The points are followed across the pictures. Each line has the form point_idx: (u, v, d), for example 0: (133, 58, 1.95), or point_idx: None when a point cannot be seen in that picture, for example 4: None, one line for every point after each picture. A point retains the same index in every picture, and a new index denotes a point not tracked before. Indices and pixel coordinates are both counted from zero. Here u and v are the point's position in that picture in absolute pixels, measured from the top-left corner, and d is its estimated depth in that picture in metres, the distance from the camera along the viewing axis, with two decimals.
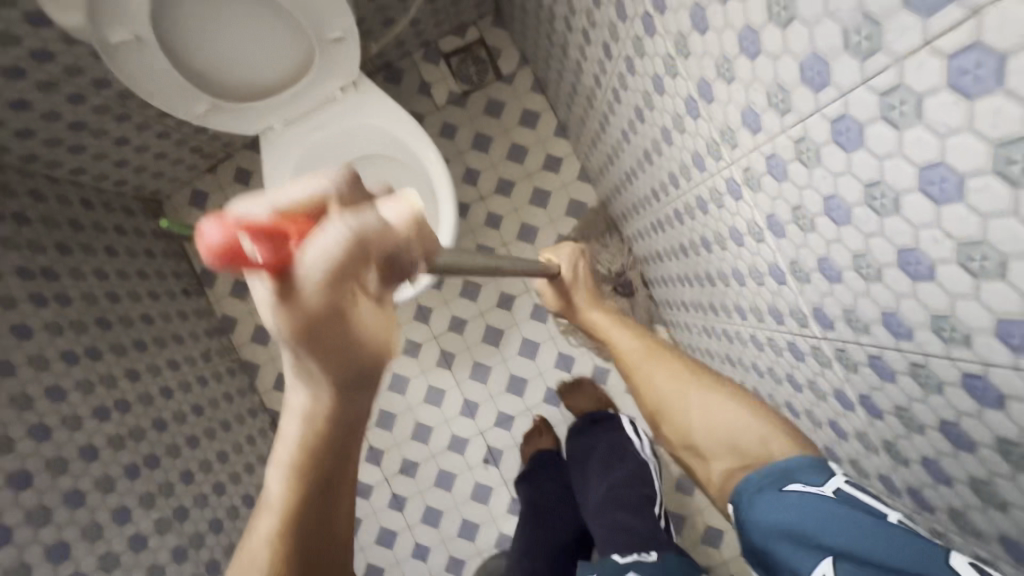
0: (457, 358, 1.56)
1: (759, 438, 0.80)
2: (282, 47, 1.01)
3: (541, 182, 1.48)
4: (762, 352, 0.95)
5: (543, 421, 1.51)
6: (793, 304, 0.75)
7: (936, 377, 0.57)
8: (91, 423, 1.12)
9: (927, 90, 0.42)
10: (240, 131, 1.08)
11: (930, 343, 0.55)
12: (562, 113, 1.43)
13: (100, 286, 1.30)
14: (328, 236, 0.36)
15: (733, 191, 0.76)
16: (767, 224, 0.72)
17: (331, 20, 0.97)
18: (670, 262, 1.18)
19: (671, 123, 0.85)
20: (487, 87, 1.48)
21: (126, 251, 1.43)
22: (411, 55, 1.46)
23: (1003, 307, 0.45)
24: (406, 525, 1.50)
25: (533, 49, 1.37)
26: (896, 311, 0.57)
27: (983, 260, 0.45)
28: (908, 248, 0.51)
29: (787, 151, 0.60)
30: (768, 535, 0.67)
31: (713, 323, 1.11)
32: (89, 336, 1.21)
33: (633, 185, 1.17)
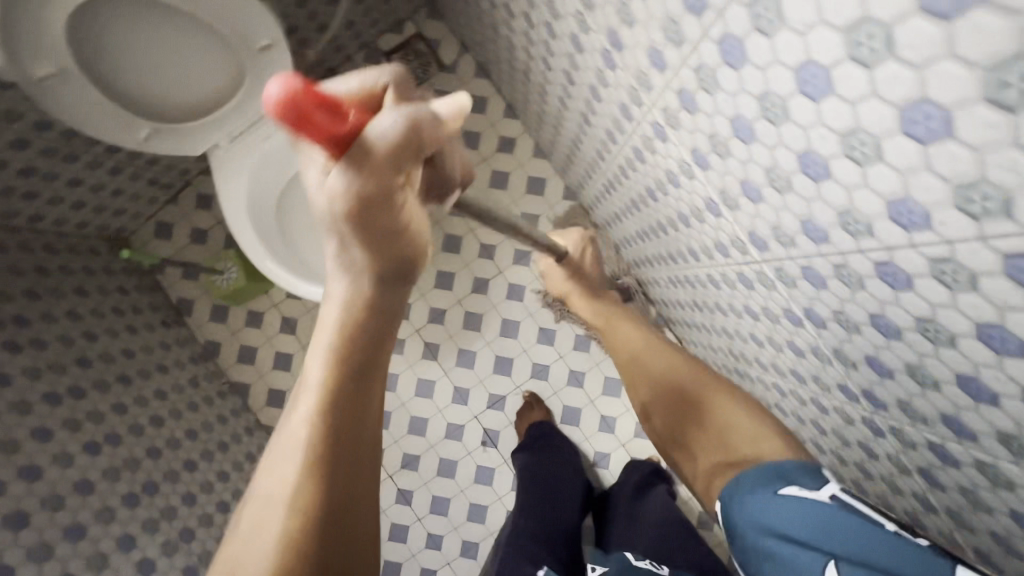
0: (442, 347, 1.36)
1: (749, 437, 0.75)
2: (214, 63, 0.94)
3: (498, 165, 1.39)
4: (721, 293, 0.84)
5: (534, 395, 1.33)
6: (732, 235, 0.68)
7: (945, 332, 0.46)
8: (87, 458, 0.98)
9: (793, 91, 0.44)
10: (187, 151, 1.01)
11: (932, 291, 0.45)
12: (507, 92, 1.34)
13: (76, 326, 1.14)
14: (390, 117, 0.41)
15: (660, 136, 0.69)
16: (700, 203, 0.71)
17: (257, 26, 0.90)
18: (626, 221, 1.08)
19: (596, 81, 0.76)
20: (432, 79, 1.39)
21: (98, 289, 1.26)
22: (352, 58, 1.37)
23: (890, 191, 0.42)
24: (410, 554, 1.31)
25: (475, 40, 1.27)
26: (889, 262, 0.46)
27: (858, 226, 0.47)
28: (809, 221, 0.53)
29: (699, 141, 0.61)
30: (764, 520, 0.63)
31: (678, 273, 0.99)
32: (72, 377, 1.05)
33: (579, 152, 1.08)
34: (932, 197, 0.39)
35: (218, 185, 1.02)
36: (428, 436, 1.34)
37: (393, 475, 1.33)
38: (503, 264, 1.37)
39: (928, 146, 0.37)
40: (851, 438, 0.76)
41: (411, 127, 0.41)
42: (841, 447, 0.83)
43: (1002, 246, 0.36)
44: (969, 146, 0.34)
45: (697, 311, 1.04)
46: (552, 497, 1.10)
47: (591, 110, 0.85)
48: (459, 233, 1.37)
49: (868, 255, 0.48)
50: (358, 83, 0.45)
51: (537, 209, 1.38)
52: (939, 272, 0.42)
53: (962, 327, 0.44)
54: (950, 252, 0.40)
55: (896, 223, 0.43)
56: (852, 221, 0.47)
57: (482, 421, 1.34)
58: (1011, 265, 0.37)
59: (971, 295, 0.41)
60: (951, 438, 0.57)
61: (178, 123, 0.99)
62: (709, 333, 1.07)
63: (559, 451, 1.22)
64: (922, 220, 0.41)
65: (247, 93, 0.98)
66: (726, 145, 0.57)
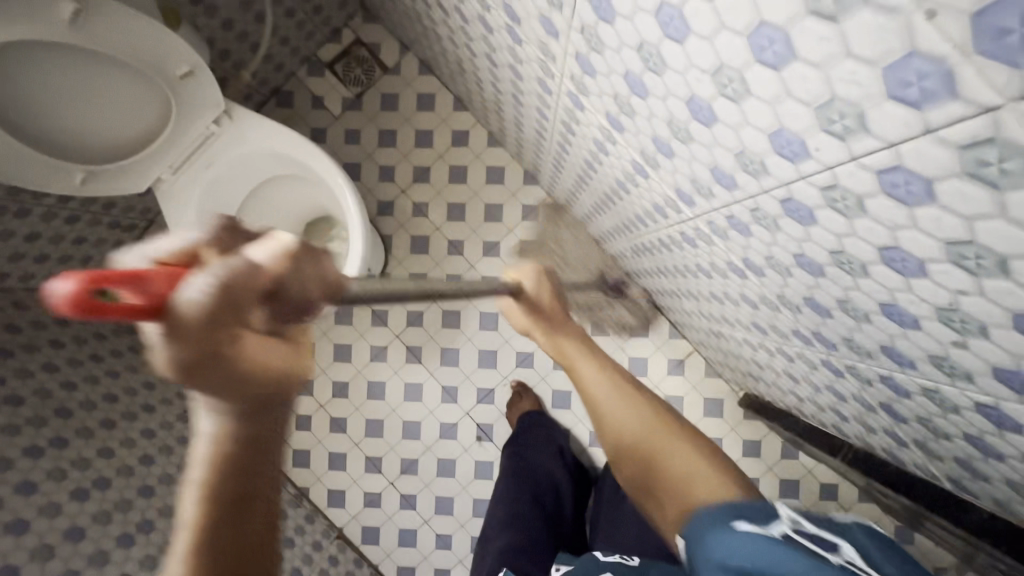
0: (424, 351, 1.32)
1: (704, 478, 0.64)
2: (141, 95, 0.92)
3: (456, 160, 1.34)
4: (673, 253, 0.84)
5: (520, 384, 1.29)
6: (664, 193, 0.67)
7: (910, 312, 0.41)
8: (76, 505, 0.99)
9: (660, 37, 0.42)
10: (128, 190, 0.99)
11: (834, 223, 0.40)
12: (453, 85, 1.29)
13: (55, 377, 1.05)
14: (199, 283, 0.29)
15: (577, 105, 0.71)
16: (629, 166, 0.71)
17: (173, 54, 0.87)
18: (584, 199, 1.08)
19: (512, 58, 0.80)
20: (377, 84, 1.35)
21: (73, 338, 1.13)
22: (294, 74, 1.34)
23: (765, 121, 0.38)
24: (422, 556, 1.28)
25: (413, 37, 1.23)
26: (789, 195, 0.42)
27: (754, 165, 0.43)
28: (716, 168, 0.49)
29: (609, 104, 0.61)
30: (708, 558, 0.51)
31: (638, 242, 0.98)
32: (53, 429, 1.01)
33: (524, 135, 1.09)
34: (800, 124, 0.35)
35: (170, 217, 1.00)
36: (422, 439, 1.30)
37: (394, 482, 1.30)
38: (474, 259, 1.32)
39: (781, 72, 0.33)
40: (844, 399, 0.74)
41: (229, 287, 0.30)
42: (816, 394, 0.83)
43: (870, 162, 0.33)
44: (812, 64, 0.31)
45: (663, 276, 1.02)
46: (529, 496, 1.04)
47: (516, 68, 0.81)
48: (426, 234, 1.33)
49: (774, 194, 0.44)
50: (182, 241, 0.33)
51: (500, 198, 1.33)
52: (831, 201, 0.38)
53: (868, 255, 0.39)
54: (833, 177, 0.36)
55: (782, 155, 0.39)
56: (748, 161, 0.44)
57: (473, 418, 1.30)
58: (885, 183, 0.33)
59: (864, 219, 0.37)
60: (934, 409, 0.53)
61: (119, 159, 0.96)
62: (676, 296, 1.06)
63: (548, 435, 1.18)
64: (800, 149, 0.37)
65: (178, 118, 0.95)
66: (630, 104, 0.56)
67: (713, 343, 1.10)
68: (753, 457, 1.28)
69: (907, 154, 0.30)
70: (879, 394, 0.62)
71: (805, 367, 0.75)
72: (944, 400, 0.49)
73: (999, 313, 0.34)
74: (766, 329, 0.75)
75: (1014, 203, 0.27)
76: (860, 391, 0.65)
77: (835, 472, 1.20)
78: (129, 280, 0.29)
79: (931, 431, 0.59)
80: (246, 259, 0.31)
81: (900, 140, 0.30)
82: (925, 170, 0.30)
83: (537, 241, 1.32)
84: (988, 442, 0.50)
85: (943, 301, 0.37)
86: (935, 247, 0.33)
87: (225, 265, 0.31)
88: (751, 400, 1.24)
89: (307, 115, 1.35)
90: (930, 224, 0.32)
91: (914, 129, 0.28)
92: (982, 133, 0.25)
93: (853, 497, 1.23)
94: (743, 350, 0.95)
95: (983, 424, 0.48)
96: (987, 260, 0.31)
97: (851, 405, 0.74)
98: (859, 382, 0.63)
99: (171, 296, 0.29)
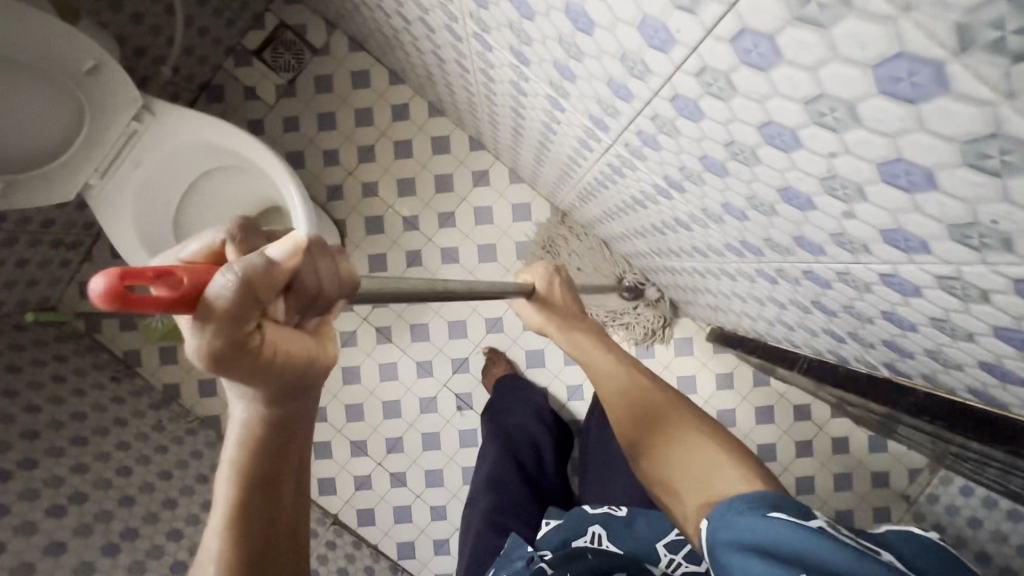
0: (393, 328, 1.31)
1: (731, 477, 0.61)
2: (44, 99, 0.84)
3: (399, 134, 1.30)
4: (624, 205, 0.82)
5: (492, 349, 1.29)
6: (594, 145, 0.66)
7: (857, 238, 0.40)
8: (53, 521, 0.88)
9: (560, 8, 0.41)
10: (57, 199, 0.91)
11: (744, 134, 0.38)
12: (385, 57, 1.23)
13: (15, 402, 0.98)
14: (224, 276, 0.28)
15: (485, 47, 0.63)
16: (545, 103, 0.64)
17: (77, 48, 0.83)
18: (524, 154, 1.03)
19: (428, 29, 0.77)
20: (309, 67, 1.29)
21: (31, 361, 1.08)
22: (221, 67, 1.28)
23: (687, 62, 0.35)
24: (419, 530, 1.30)
25: (336, 10, 1.18)
26: (701, 118, 0.40)
27: (688, 108, 0.40)
28: (657, 118, 0.46)
29: (544, 87, 0.60)
30: (733, 534, 0.53)
31: (579, 186, 0.92)
32: (19, 451, 0.92)
33: (459, 99, 1.05)
34: (722, 62, 0.32)
35: (105, 225, 0.94)
36: (404, 416, 1.31)
37: (382, 462, 1.31)
38: (430, 231, 1.30)
39: (698, 13, 0.30)
40: (793, 329, 0.75)
41: (252, 283, 0.28)
42: (771, 328, 0.85)
43: (799, 94, 0.30)
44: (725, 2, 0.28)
45: (613, 221, 0.98)
46: (511, 457, 1.07)
47: (431, 34, 0.78)
48: (379, 213, 1.30)
49: (714, 137, 0.41)
50: (200, 240, 0.31)
51: (448, 167, 1.29)
52: (769, 137, 0.36)
53: (811, 186, 0.38)
54: (766, 113, 0.34)
55: (712, 96, 0.36)
56: (683, 105, 0.40)
57: (451, 388, 1.31)
58: (765, 135, 0.36)
59: (802, 151, 0.35)
60: (857, 323, 0.55)
61: (27, 172, 0.86)
62: (629, 242, 1.04)
63: (528, 399, 1.18)
64: (727, 87, 0.34)
65: (93, 119, 0.89)
66: (564, 88, 0.55)
67: (674, 287, 1.11)
68: (727, 389, 1.29)
69: (828, 80, 0.27)
70: (823, 321, 0.63)
71: (756, 303, 0.76)
72: (860, 312, 0.52)
73: (937, 228, 0.32)
74: (714, 269, 0.76)
75: (932, 120, 0.25)
76: (804, 318, 0.66)
77: (805, 392, 1.23)
78: (157, 274, 0.27)
79: (861, 344, 0.60)
80: (260, 254, 0.29)
81: (818, 66, 0.27)
82: (847, 94, 0.27)
83: (490, 206, 1.29)
84: (904, 346, 0.52)
85: (885, 222, 0.35)
86: (870, 169, 0.31)
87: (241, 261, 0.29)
88: (715, 333, 1.25)
89: (241, 109, 1.29)
90: (861, 146, 0.30)
91: (823, 52, 0.26)
92: (887, 49, 0.23)
93: (825, 414, 1.27)
94: (701, 288, 0.93)
95: (916, 338, 0.48)
96: (916, 174, 0.29)
97: (799, 333, 0.76)
98: (801, 311, 0.65)
99: (200, 289, 0.28)
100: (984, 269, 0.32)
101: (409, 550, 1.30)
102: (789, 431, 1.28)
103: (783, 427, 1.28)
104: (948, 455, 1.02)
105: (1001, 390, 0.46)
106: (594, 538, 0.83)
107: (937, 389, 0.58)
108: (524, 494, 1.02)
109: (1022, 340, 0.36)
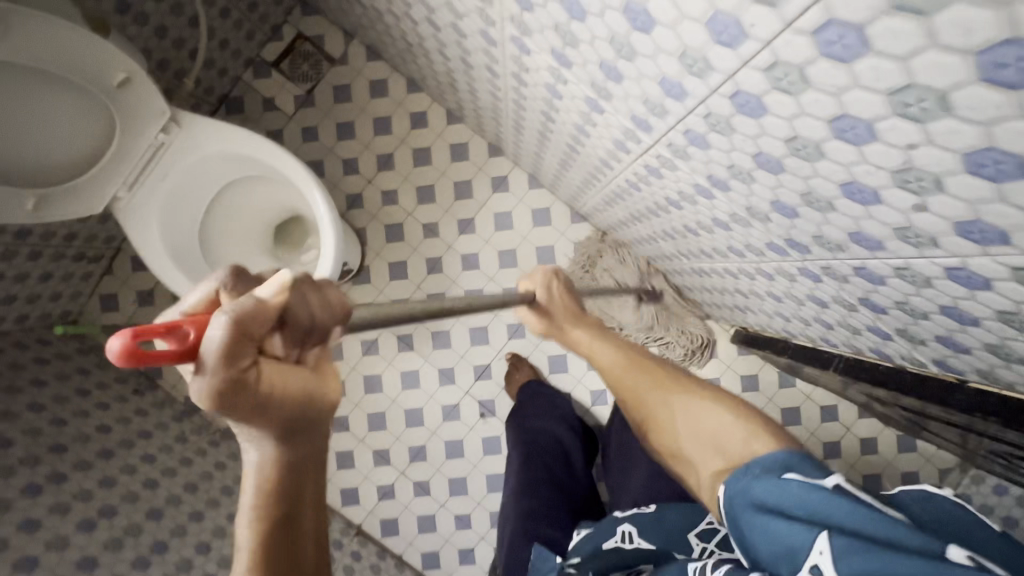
0: (415, 336, 1.31)
1: (741, 438, 0.60)
2: (78, 112, 0.85)
3: (417, 142, 1.30)
4: (655, 206, 0.82)
5: (515, 355, 1.28)
6: (631, 146, 0.65)
7: (925, 233, 0.39)
8: (84, 536, 0.87)
9: (619, 6, 0.41)
10: (86, 211, 0.91)
11: (812, 129, 0.37)
12: (403, 66, 1.24)
13: (42, 416, 0.97)
14: (219, 321, 0.29)
15: (522, 51, 0.63)
16: (583, 105, 0.64)
17: (106, 60, 0.82)
18: (548, 158, 1.03)
19: (457, 34, 0.77)
20: (327, 76, 1.30)
21: (55, 375, 1.08)
22: (240, 79, 1.29)
23: (756, 57, 0.35)
24: (444, 539, 1.29)
25: (356, 20, 1.19)
26: (763, 112, 0.40)
27: (749, 105, 0.40)
28: (710, 116, 0.46)
29: (584, 88, 0.60)
30: (752, 499, 0.53)
31: (606, 189, 0.92)
32: (48, 465, 0.91)
33: (481, 105, 1.05)
34: (799, 55, 0.32)
35: (133, 237, 0.94)
36: (427, 424, 1.30)
37: (405, 471, 1.30)
38: (451, 237, 1.30)
39: (780, 6, 0.30)
40: (830, 327, 0.75)
41: (243, 324, 0.30)
42: (805, 326, 0.84)
43: (883, 85, 0.30)
44: None
45: (639, 224, 0.98)
46: (540, 467, 1.06)
47: (461, 40, 0.78)
48: (398, 220, 1.30)
49: (773, 132, 0.41)
50: (203, 290, 0.34)
51: (467, 174, 1.30)
52: (840, 131, 0.35)
53: (879, 180, 0.37)
54: (840, 107, 0.33)
55: (781, 91, 0.36)
56: (745, 101, 0.40)
57: (473, 395, 1.30)
58: (834, 129, 0.36)
59: (875, 145, 0.34)
60: (908, 319, 0.55)
61: (59, 184, 0.88)
62: (654, 244, 1.04)
63: (554, 406, 1.18)
64: (799, 80, 0.34)
65: (122, 130, 0.89)
66: (606, 89, 0.55)
67: (699, 288, 1.10)
68: (752, 391, 1.28)
69: (919, 69, 0.27)
70: (868, 318, 0.62)
71: (793, 302, 0.76)
72: (914, 308, 0.51)
73: (1019, 217, 0.31)
74: (750, 268, 0.75)
75: None
76: (847, 315, 0.66)
77: (832, 392, 1.22)
78: (164, 329, 0.29)
79: (909, 340, 0.60)
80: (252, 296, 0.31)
81: (912, 55, 0.27)
82: (939, 83, 0.27)
83: (510, 211, 1.29)
84: (959, 341, 0.51)
85: (961, 215, 0.35)
86: (955, 160, 0.31)
87: (234, 305, 0.30)
88: (740, 335, 1.24)
89: (261, 120, 1.30)
90: (946, 136, 0.30)
91: (919, 41, 0.26)
92: (996, 35, 0.23)
93: (853, 414, 1.26)
94: (731, 288, 0.92)
95: (975, 332, 0.48)
96: (1007, 163, 0.29)
97: (837, 332, 0.75)
98: (845, 309, 0.64)
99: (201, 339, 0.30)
100: None
101: (434, 560, 1.28)
102: (816, 433, 1.27)
103: (810, 428, 1.27)
104: (982, 454, 1.01)
105: None
106: (625, 535, 0.81)
107: (989, 385, 0.57)
108: (557, 505, 1.00)
109: None
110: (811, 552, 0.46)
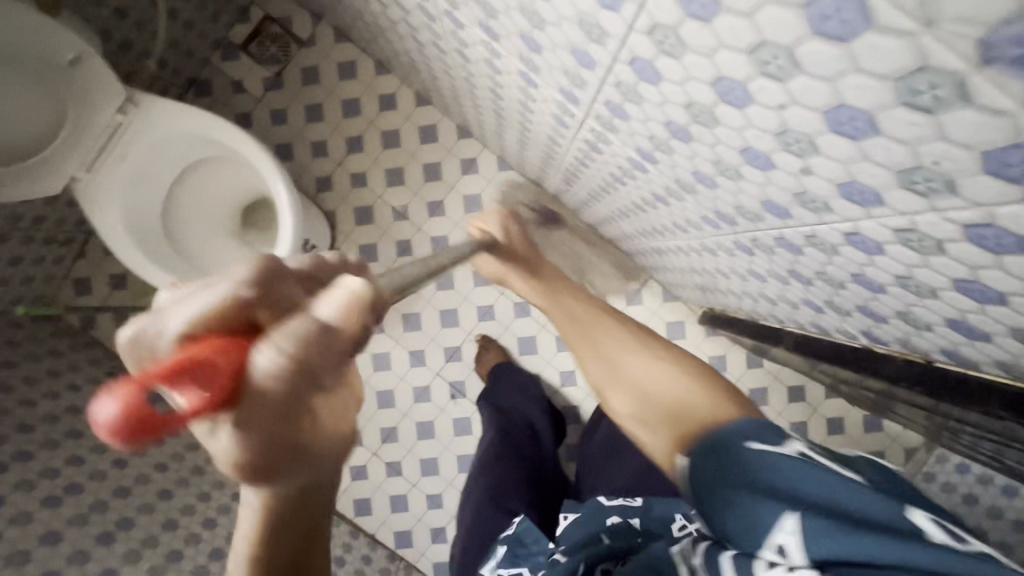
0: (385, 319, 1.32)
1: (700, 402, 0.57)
2: (29, 95, 0.85)
3: (386, 124, 1.30)
4: (603, 181, 0.81)
5: (484, 336, 1.29)
6: (564, 118, 0.65)
7: (818, 197, 0.40)
8: (48, 512, 0.89)
9: None
10: (45, 190, 0.91)
11: (701, 93, 0.38)
12: (371, 48, 1.24)
13: (11, 397, 0.98)
14: (266, 355, 0.26)
15: (457, 25, 0.64)
16: (519, 79, 0.64)
17: (56, 39, 0.84)
18: (508, 138, 1.03)
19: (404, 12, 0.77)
20: (296, 59, 1.29)
21: (25, 356, 1.09)
22: (208, 61, 1.28)
23: (638, 20, 0.35)
24: (416, 518, 1.31)
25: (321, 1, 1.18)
26: (658, 77, 0.40)
27: (646, 71, 0.40)
28: (619, 82, 0.46)
29: (515, 61, 0.60)
30: (712, 479, 0.48)
31: (562, 167, 0.92)
32: (14, 443, 0.92)
33: (442, 85, 1.05)
34: (667, 16, 0.33)
35: (93, 216, 0.93)
36: (398, 406, 1.31)
37: (378, 452, 1.31)
38: (420, 220, 1.30)
39: None
40: (775, 303, 0.76)
41: (301, 358, 0.26)
42: (755, 303, 0.85)
43: (740, 44, 0.30)
44: None
45: (598, 203, 0.98)
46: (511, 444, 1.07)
47: (407, 16, 0.78)
48: (368, 203, 1.30)
49: (671, 98, 0.42)
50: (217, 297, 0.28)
51: (436, 156, 1.30)
52: (723, 94, 0.36)
53: (767, 144, 0.38)
54: (716, 70, 0.34)
55: (667, 55, 0.36)
56: (642, 66, 0.40)
57: (444, 377, 1.31)
58: (719, 92, 0.36)
59: (754, 106, 0.35)
60: (830, 290, 0.55)
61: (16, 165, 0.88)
62: (614, 222, 1.04)
63: (526, 390, 1.19)
64: (675, 41, 0.34)
65: (77, 109, 0.90)
66: (532, 60, 0.56)
67: (661, 267, 1.10)
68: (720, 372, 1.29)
69: (765, 26, 0.28)
70: (801, 291, 0.63)
71: (739, 278, 0.76)
72: (832, 278, 0.52)
73: (887, 176, 0.32)
74: (695, 245, 0.76)
75: (864, 58, 0.25)
76: (783, 289, 0.67)
77: (797, 372, 1.23)
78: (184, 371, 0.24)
79: (839, 312, 0.60)
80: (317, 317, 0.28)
81: (755, 11, 0.27)
82: (783, 38, 0.27)
83: (479, 193, 1.29)
84: (876, 310, 0.52)
85: (839, 176, 0.35)
86: (817, 118, 0.31)
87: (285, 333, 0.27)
88: (707, 317, 1.24)
89: (230, 102, 1.30)
90: (806, 95, 0.30)
91: None
92: None
93: (819, 394, 1.27)
94: (688, 267, 0.92)
95: (885, 300, 0.48)
96: (859, 120, 0.29)
97: (781, 307, 0.76)
98: (780, 283, 0.65)
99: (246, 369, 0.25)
100: (933, 216, 0.32)
101: (407, 539, 1.31)
102: (783, 413, 1.28)
103: (778, 409, 1.28)
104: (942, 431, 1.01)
105: (969, 348, 0.47)
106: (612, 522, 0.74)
107: (913, 354, 0.58)
108: (525, 485, 0.99)
109: (980, 292, 0.36)
110: (777, 534, 0.43)
